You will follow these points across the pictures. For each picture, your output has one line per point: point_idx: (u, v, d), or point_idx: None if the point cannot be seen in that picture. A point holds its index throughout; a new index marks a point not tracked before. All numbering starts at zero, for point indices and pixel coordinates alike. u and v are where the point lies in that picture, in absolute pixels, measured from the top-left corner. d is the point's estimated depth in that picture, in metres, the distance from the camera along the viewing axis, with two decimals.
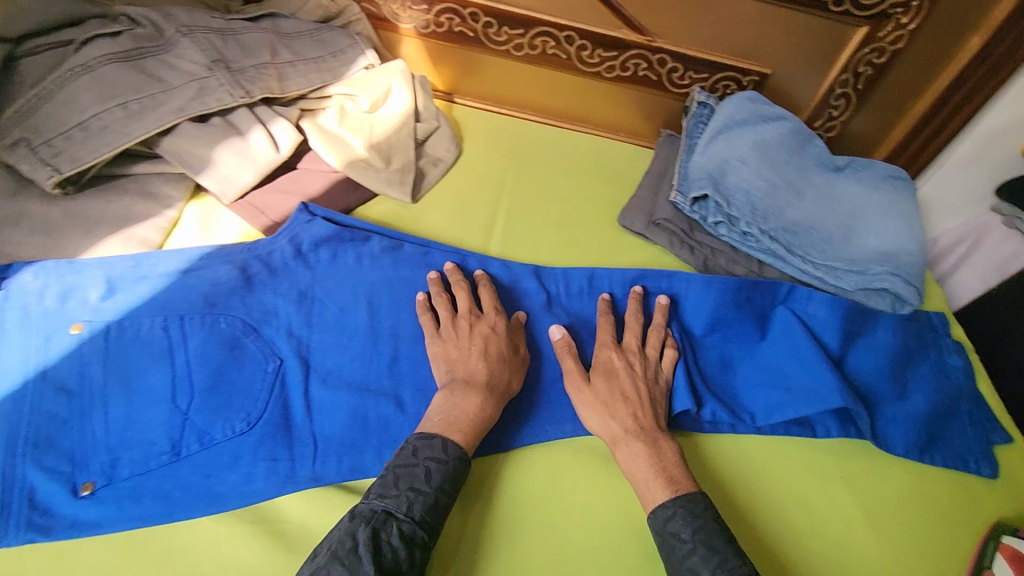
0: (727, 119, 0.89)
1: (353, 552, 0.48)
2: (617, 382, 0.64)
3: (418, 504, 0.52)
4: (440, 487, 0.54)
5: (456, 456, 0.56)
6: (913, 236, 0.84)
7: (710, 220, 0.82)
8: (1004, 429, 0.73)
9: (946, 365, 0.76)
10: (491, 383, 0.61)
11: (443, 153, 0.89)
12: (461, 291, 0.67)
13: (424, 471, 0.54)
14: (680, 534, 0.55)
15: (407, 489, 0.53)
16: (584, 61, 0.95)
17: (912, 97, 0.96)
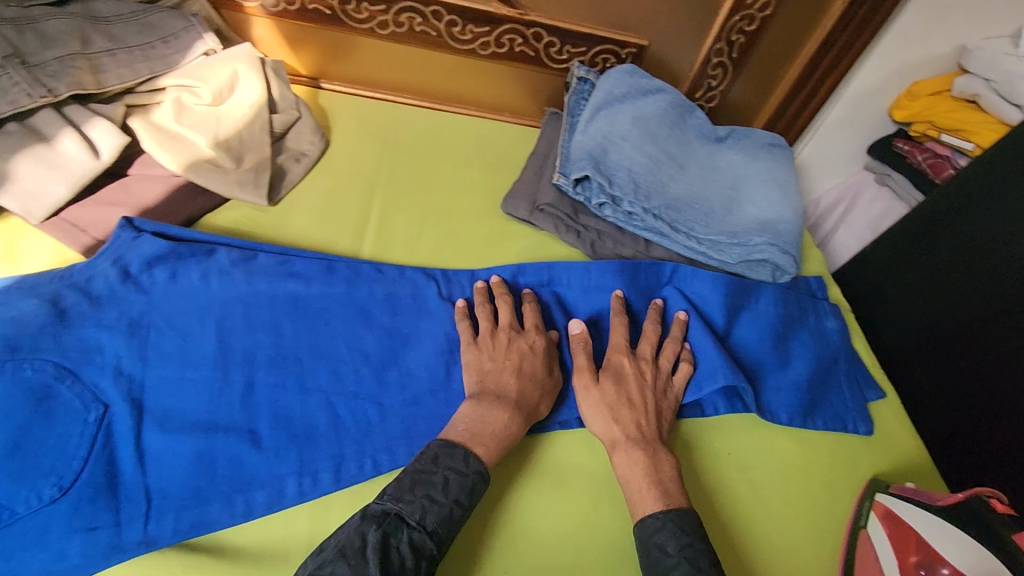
0: (606, 95, 0.87)
1: (359, 557, 0.47)
2: (625, 387, 0.64)
3: (432, 514, 0.51)
4: (457, 498, 0.52)
5: (477, 470, 0.54)
6: (789, 203, 0.85)
7: (594, 202, 0.80)
8: (877, 385, 0.76)
9: (822, 329, 0.79)
10: (523, 402, 0.59)
11: (307, 147, 0.81)
12: (506, 305, 0.67)
13: (442, 480, 0.52)
14: (667, 547, 0.54)
15: (423, 496, 0.51)
16: (456, 38, 0.89)
17: (784, 64, 0.98)
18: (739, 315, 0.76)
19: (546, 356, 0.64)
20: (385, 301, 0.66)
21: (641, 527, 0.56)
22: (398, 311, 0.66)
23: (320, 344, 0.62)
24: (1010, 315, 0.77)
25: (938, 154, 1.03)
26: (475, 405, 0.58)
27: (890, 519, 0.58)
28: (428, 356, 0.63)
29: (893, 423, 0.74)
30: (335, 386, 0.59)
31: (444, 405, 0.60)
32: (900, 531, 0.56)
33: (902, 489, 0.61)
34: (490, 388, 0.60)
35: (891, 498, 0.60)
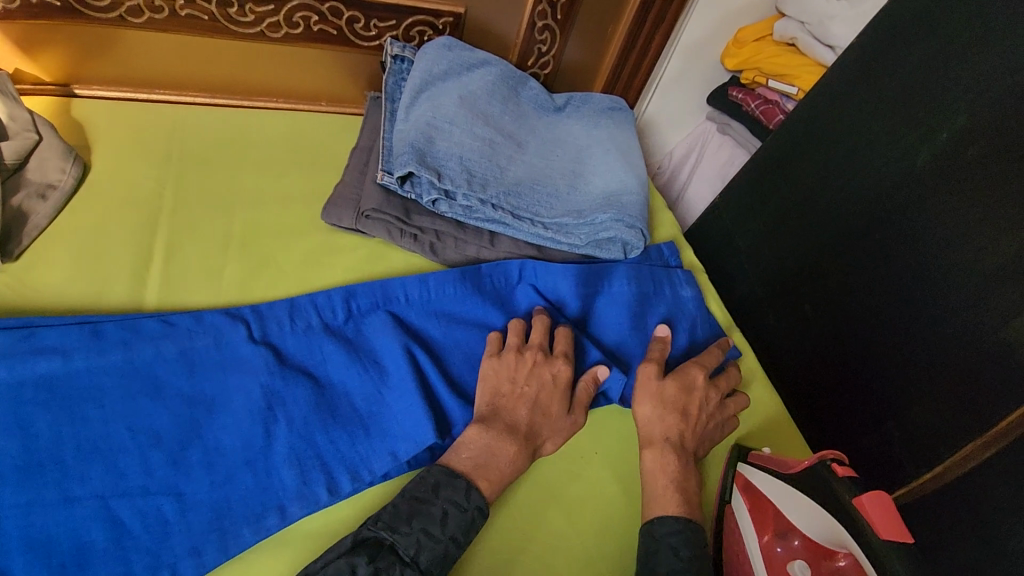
0: (426, 73, 0.78)
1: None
2: (688, 398, 0.63)
3: (427, 551, 0.48)
4: (454, 536, 0.50)
5: (476, 506, 0.52)
6: (633, 170, 0.82)
7: (425, 199, 0.71)
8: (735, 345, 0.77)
9: (678, 300, 0.77)
10: (530, 434, 0.58)
11: (57, 178, 0.65)
12: (542, 325, 0.65)
13: (441, 513, 0.50)
14: (678, 552, 0.52)
15: (421, 529, 0.49)
16: (235, 20, 0.74)
17: (612, 21, 0.93)
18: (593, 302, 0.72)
19: (567, 390, 0.61)
20: (178, 362, 0.55)
21: (653, 526, 0.55)
22: (197, 371, 0.55)
23: (92, 436, 0.50)
24: (842, 258, 0.81)
25: (768, 99, 1.04)
26: (482, 432, 0.56)
27: (749, 491, 0.59)
28: (237, 420, 0.53)
29: (751, 383, 0.75)
30: (115, 485, 0.48)
31: (263, 477, 0.51)
32: (759, 506, 0.57)
33: (759, 455, 0.61)
34: (499, 412, 0.58)
35: (750, 467, 0.60)
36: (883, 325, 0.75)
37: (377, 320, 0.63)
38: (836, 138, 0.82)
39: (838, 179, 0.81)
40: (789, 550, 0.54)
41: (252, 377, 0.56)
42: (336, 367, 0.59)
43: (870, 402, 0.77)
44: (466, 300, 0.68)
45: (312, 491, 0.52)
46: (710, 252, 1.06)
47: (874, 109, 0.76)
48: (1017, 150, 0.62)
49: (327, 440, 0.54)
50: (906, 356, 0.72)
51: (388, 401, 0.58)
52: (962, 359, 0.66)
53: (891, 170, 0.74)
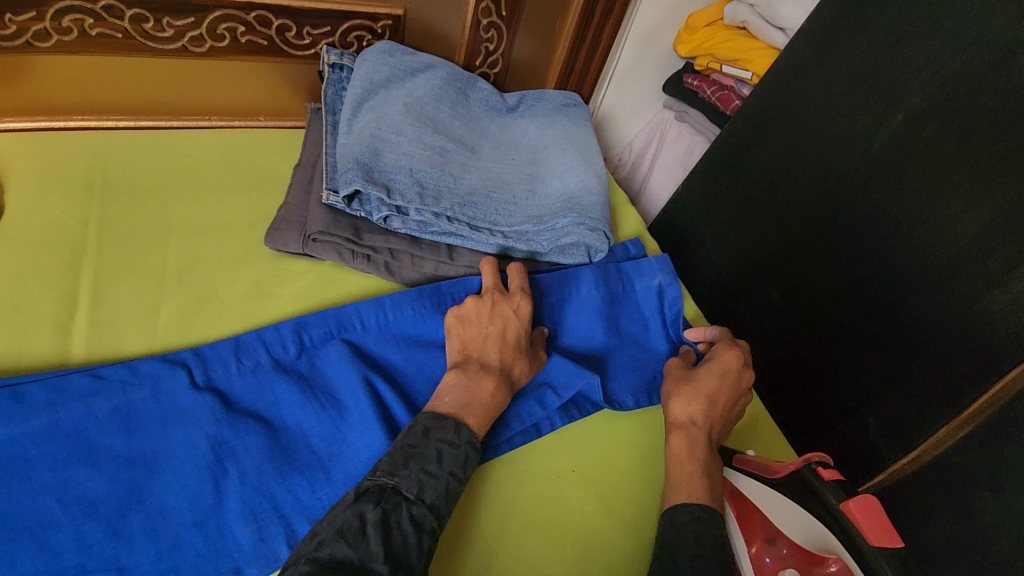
0: (366, 82, 0.74)
1: (354, 543, 0.43)
2: (719, 381, 0.62)
3: (430, 488, 0.48)
4: (453, 472, 0.49)
5: (468, 442, 0.51)
6: (592, 169, 0.79)
7: (376, 217, 0.67)
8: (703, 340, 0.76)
9: (651, 291, 0.74)
10: (504, 370, 0.58)
11: None
12: (491, 268, 0.67)
13: (436, 453, 0.49)
14: (702, 543, 0.50)
15: (419, 469, 0.48)
16: (153, 36, 0.69)
17: (559, 14, 0.90)
18: (562, 308, 0.70)
19: (528, 322, 0.63)
20: (112, 419, 0.50)
21: (675, 512, 0.53)
22: (135, 427, 0.50)
23: (18, 514, 0.45)
24: (810, 244, 0.80)
25: (724, 85, 1.03)
26: (459, 375, 0.56)
27: (737, 499, 0.57)
28: (184, 477, 0.49)
29: None
30: (46, 566, 0.44)
31: (216, 537, 0.47)
32: (749, 516, 0.55)
33: (747, 461, 0.58)
34: (473, 356, 0.59)
35: (739, 475, 0.57)
36: (851, 309, 0.75)
37: (332, 351, 0.59)
38: (792, 122, 0.81)
39: (797, 164, 0.80)
40: (778, 561, 0.53)
41: (198, 427, 0.51)
42: (289, 409, 0.55)
43: (843, 388, 0.76)
44: (426, 321, 0.64)
45: (270, 548, 0.48)
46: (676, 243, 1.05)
47: (828, 91, 0.75)
48: (971, 126, 0.61)
49: (285, 488, 0.51)
50: (876, 338, 0.72)
51: (349, 439, 0.54)
52: (930, 340, 0.66)
53: (850, 152, 0.74)
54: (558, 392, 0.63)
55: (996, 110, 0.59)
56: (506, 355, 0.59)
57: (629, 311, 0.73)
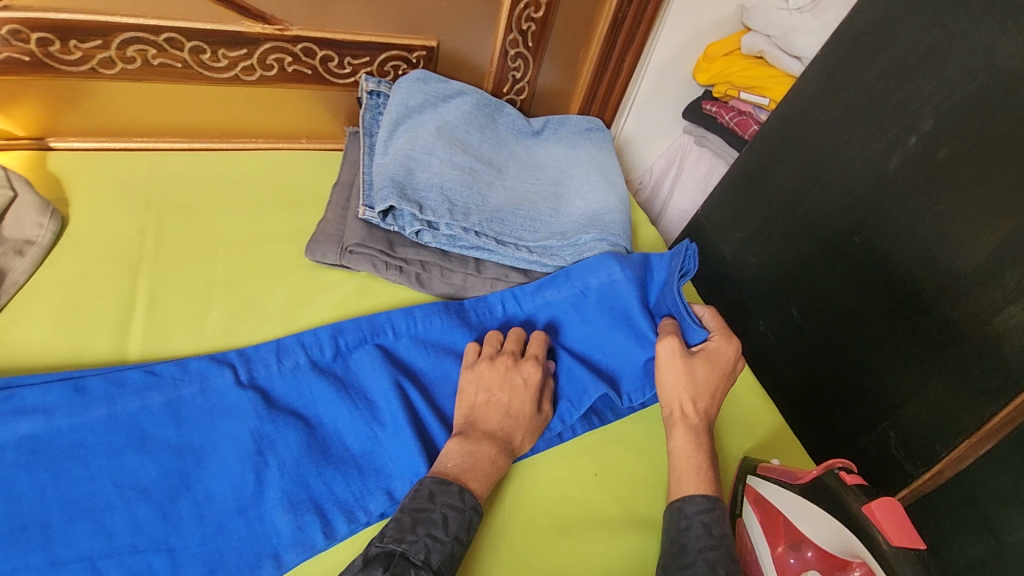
0: (402, 106, 0.79)
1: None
2: (702, 374, 0.64)
3: (436, 553, 0.48)
4: (457, 536, 0.50)
5: (472, 506, 0.52)
6: (613, 189, 0.82)
7: (409, 232, 0.71)
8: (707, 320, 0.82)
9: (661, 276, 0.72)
10: (513, 439, 0.59)
11: (33, 234, 0.64)
12: (515, 334, 0.67)
13: (442, 518, 0.50)
14: (710, 530, 0.54)
15: (427, 536, 0.48)
16: (209, 66, 0.75)
17: (583, 45, 0.94)
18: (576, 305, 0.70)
19: (539, 392, 0.62)
20: (164, 414, 0.54)
21: (684, 504, 0.56)
22: (185, 420, 0.54)
23: (78, 496, 0.48)
24: (829, 262, 0.81)
25: (742, 111, 1.07)
26: (463, 441, 0.57)
27: (760, 503, 0.58)
28: (228, 468, 0.52)
29: (744, 391, 0.74)
30: (102, 546, 0.46)
31: (256, 525, 0.50)
32: (771, 521, 0.56)
33: (770, 468, 0.60)
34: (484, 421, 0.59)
35: (761, 480, 0.59)
36: (872, 326, 0.75)
37: (364, 355, 0.63)
38: (810, 147, 0.83)
39: (817, 184, 0.83)
40: (803, 562, 0.52)
41: (242, 422, 0.55)
42: (327, 407, 0.58)
43: (861, 404, 0.77)
44: (454, 331, 0.68)
45: (308, 536, 0.50)
46: (695, 262, 1.08)
47: (844, 116, 0.78)
48: (986, 149, 0.63)
49: (321, 481, 0.53)
50: (896, 354, 0.72)
51: (381, 439, 0.57)
52: (949, 357, 0.67)
53: (865, 176, 0.76)
54: (576, 402, 0.65)
55: (1009, 134, 0.61)
56: (515, 424, 0.59)
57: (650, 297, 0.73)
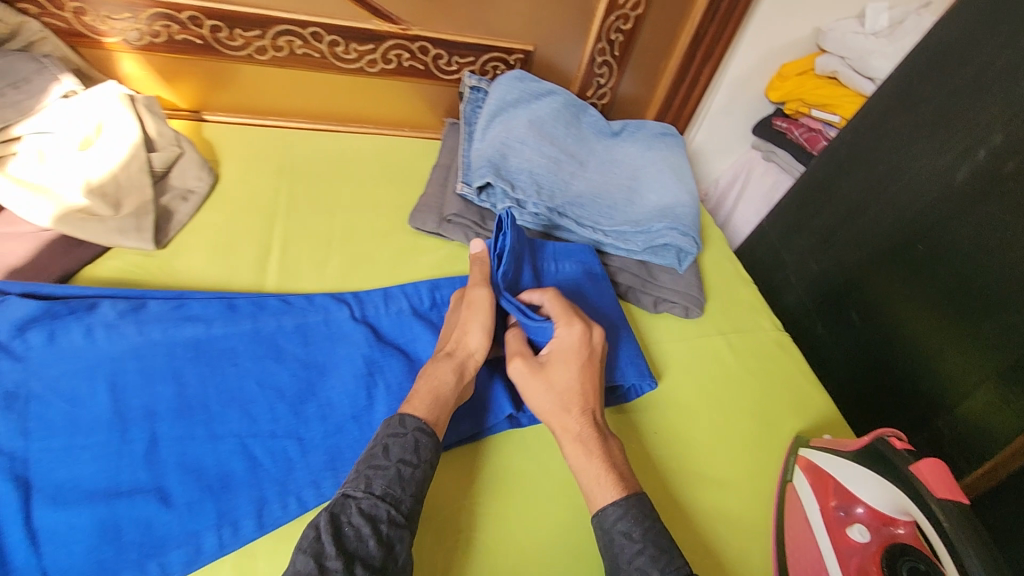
0: (500, 101, 0.89)
1: (313, 539, 0.44)
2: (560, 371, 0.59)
3: (379, 480, 0.48)
4: (403, 458, 0.50)
5: (414, 427, 0.52)
6: (684, 187, 0.89)
7: (499, 207, 0.80)
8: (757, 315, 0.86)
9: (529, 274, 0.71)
10: None
11: (194, 184, 0.76)
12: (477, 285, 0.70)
13: (381, 447, 0.50)
14: (630, 533, 0.51)
15: (365, 467, 0.49)
16: (340, 57, 0.87)
17: (664, 56, 1.02)
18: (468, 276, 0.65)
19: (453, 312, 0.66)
20: (295, 334, 0.64)
21: (601, 517, 0.52)
22: (312, 341, 0.64)
23: (230, 388, 0.58)
24: (891, 270, 0.85)
25: (812, 128, 1.12)
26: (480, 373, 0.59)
27: (810, 469, 0.62)
28: (345, 382, 0.61)
29: (799, 378, 0.78)
30: (249, 428, 0.56)
31: (367, 430, 0.59)
32: (820, 481, 0.60)
33: (821, 442, 0.64)
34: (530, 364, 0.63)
35: (812, 450, 0.63)
36: (932, 331, 0.78)
37: None
38: (879, 160, 0.88)
39: (883, 195, 0.87)
40: (851, 517, 0.57)
41: (356, 348, 0.64)
42: (424, 347, 0.67)
43: (915, 404, 0.81)
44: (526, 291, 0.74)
45: None
46: (757, 268, 1.12)
47: (913, 130, 0.83)
48: None
49: None
50: (954, 357, 0.75)
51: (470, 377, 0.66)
52: (1009, 361, 0.70)
53: (933, 187, 0.80)
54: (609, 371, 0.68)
55: None
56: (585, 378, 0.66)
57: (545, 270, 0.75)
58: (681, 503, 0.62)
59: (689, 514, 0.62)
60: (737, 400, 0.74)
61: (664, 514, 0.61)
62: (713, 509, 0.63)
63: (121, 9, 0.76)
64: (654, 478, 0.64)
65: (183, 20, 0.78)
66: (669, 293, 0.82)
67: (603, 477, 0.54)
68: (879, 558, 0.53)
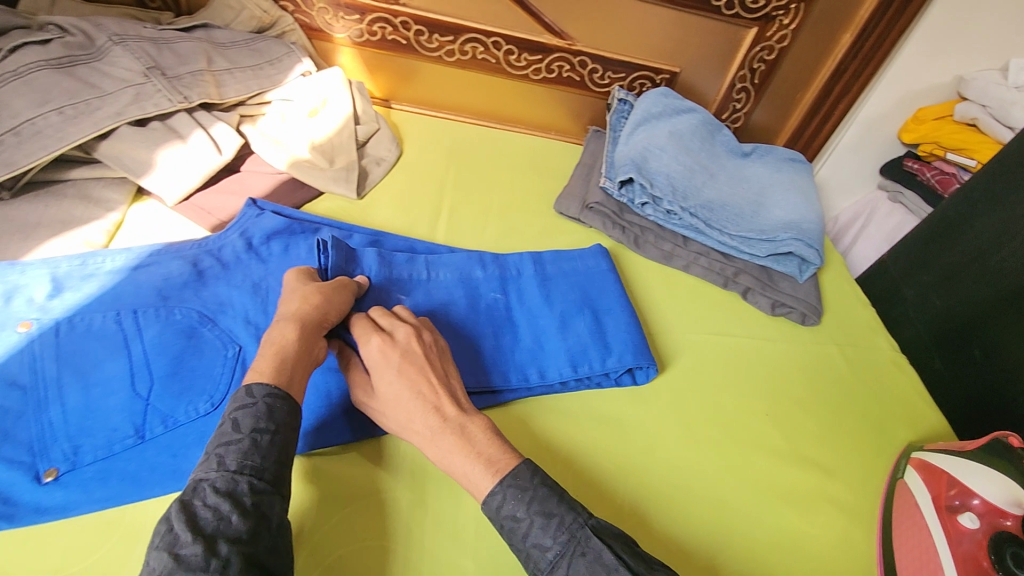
0: (645, 112, 0.99)
1: (165, 531, 0.41)
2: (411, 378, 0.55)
3: (232, 454, 0.46)
4: (256, 429, 0.47)
5: (263, 396, 0.49)
6: (810, 206, 0.94)
7: (637, 202, 0.90)
8: (875, 335, 0.89)
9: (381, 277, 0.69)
10: None
11: (385, 153, 0.92)
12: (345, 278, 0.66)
13: (231, 423, 0.47)
14: (515, 514, 0.50)
15: (215, 447, 0.46)
16: (512, 64, 1.01)
17: (801, 89, 1.09)
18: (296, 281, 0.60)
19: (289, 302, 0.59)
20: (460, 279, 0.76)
21: (487, 501, 0.51)
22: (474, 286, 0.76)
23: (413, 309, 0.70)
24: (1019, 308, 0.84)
25: (945, 171, 1.13)
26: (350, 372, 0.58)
27: (924, 467, 0.65)
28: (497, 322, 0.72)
29: (912, 395, 0.81)
30: None
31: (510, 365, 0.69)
32: (933, 475, 0.63)
33: (936, 446, 0.67)
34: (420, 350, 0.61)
35: (928, 452, 0.66)
36: None
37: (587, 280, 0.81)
38: (1017, 200, 0.89)
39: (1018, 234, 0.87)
40: (965, 505, 0.59)
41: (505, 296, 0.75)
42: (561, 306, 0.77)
43: None
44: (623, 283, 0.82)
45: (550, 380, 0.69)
46: (873, 301, 1.13)
47: None
48: None
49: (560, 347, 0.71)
50: None
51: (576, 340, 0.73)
52: None
53: None
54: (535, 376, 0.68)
55: None
56: None
57: (404, 280, 0.71)
58: (746, 486, 0.66)
59: (646, 519, 0.60)
60: (848, 403, 0.77)
61: (683, 509, 0.62)
62: (823, 492, 0.67)
63: (352, 11, 0.94)
64: (589, 480, 0.62)
65: (396, 23, 0.96)
66: (788, 299, 0.87)
67: (471, 470, 0.52)
68: (986, 544, 0.56)
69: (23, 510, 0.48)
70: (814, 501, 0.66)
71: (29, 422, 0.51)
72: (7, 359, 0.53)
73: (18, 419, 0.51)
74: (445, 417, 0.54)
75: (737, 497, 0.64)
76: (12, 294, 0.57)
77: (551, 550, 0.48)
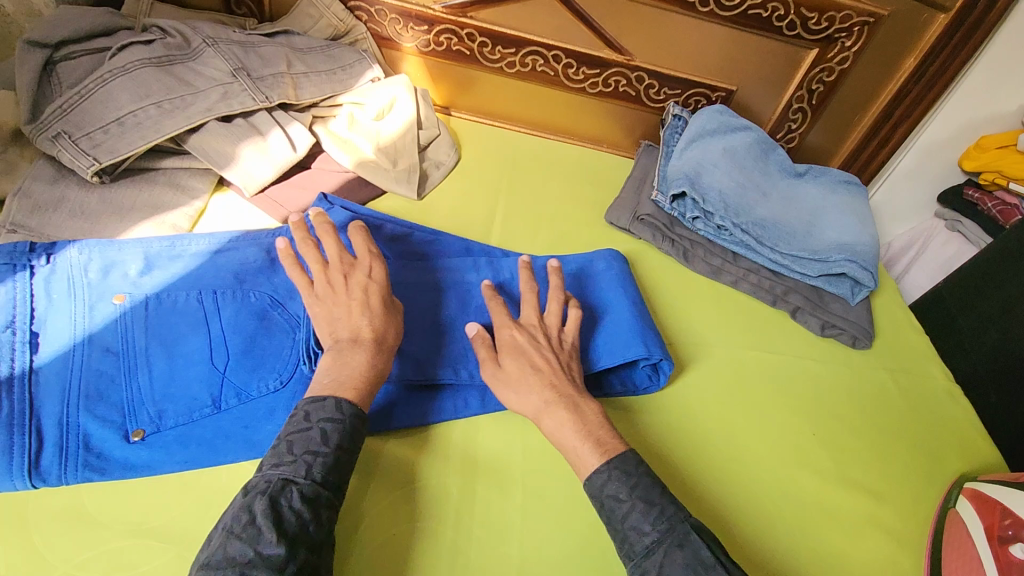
0: (699, 129, 0.99)
1: (250, 523, 0.44)
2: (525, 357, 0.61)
3: (318, 466, 0.49)
4: (339, 445, 0.51)
5: (350, 414, 0.53)
6: (866, 229, 0.93)
7: (688, 216, 0.92)
8: (926, 362, 0.87)
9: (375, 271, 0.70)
10: None
11: (444, 158, 0.96)
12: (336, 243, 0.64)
13: (319, 433, 0.51)
14: (618, 495, 0.54)
15: (303, 452, 0.49)
16: (569, 77, 1.04)
17: (859, 112, 1.08)
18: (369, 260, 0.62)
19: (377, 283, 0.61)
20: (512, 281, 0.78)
21: (590, 481, 0.56)
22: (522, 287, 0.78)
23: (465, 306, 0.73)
24: None
25: (1007, 202, 1.08)
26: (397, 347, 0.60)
27: (979, 498, 0.64)
28: None
29: (965, 426, 0.79)
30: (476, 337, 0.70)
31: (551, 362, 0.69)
32: (987, 505, 0.62)
33: (991, 477, 0.66)
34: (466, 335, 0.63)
35: (982, 483, 0.65)
36: None
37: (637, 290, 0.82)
38: None
39: None
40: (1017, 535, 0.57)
41: None
42: None
43: None
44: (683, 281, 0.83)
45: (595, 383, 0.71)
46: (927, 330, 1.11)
47: None
48: None
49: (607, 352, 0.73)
50: None
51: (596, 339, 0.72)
52: None
53: None
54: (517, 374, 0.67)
55: None
56: None
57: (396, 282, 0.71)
58: (792, 502, 0.66)
59: None
60: (897, 429, 0.76)
61: (725, 519, 0.63)
62: (869, 514, 0.66)
63: (421, 22, 0.99)
64: None
65: (462, 35, 1.00)
66: (838, 320, 0.86)
67: (581, 447, 0.57)
68: None
69: (114, 465, 0.53)
70: (859, 524, 0.65)
71: (120, 385, 0.56)
72: (102, 327, 0.58)
73: (110, 381, 0.56)
74: (562, 393, 0.60)
75: (783, 512, 0.64)
76: (110, 268, 0.62)
77: (647, 532, 0.52)
